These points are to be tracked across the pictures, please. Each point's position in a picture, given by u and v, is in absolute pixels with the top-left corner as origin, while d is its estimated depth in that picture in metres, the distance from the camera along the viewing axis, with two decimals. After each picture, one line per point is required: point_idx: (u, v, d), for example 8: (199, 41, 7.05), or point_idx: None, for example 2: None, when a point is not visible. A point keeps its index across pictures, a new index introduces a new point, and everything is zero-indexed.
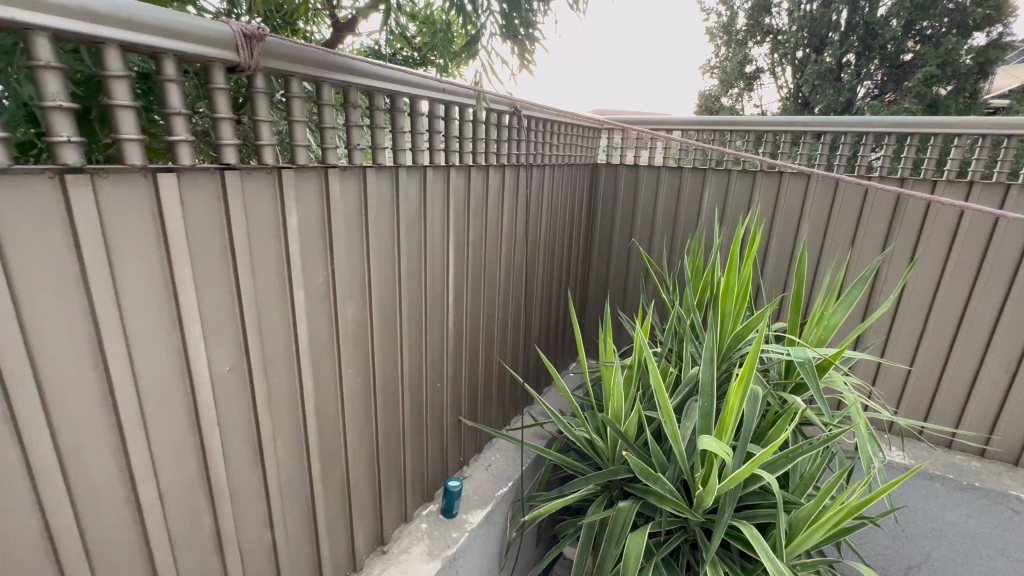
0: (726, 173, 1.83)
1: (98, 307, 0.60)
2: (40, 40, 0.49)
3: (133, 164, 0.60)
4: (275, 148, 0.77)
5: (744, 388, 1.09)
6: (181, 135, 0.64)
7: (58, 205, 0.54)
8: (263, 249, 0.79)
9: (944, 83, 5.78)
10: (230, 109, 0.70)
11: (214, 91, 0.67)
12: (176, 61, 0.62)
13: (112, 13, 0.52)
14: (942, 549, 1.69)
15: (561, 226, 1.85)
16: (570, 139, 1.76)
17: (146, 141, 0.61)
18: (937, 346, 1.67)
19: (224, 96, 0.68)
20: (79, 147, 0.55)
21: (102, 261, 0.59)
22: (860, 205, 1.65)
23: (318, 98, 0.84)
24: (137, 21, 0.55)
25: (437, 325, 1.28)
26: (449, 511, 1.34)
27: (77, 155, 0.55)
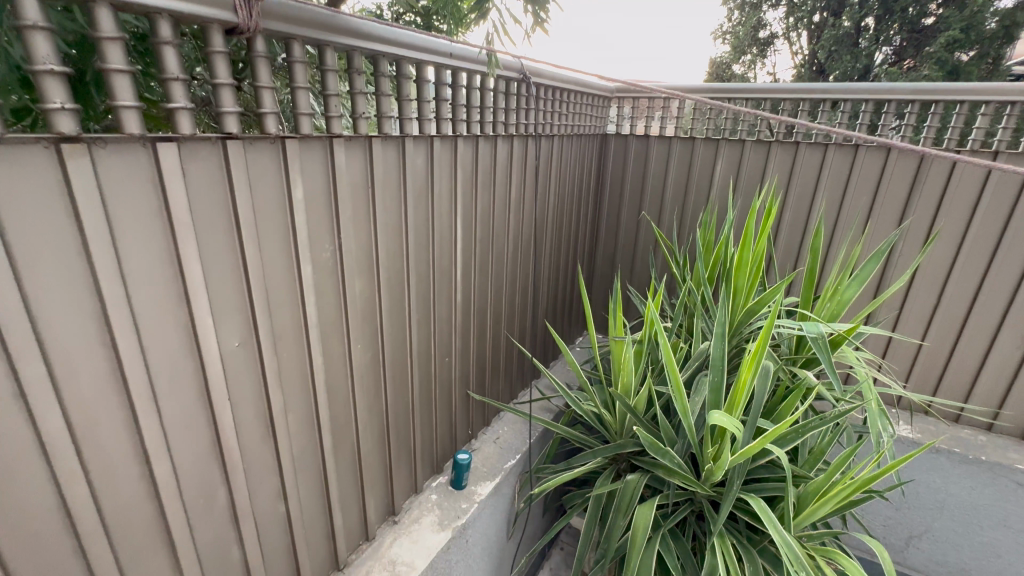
0: (740, 144, 1.77)
1: (103, 282, 0.58)
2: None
3: (132, 133, 0.57)
4: (278, 117, 0.74)
5: (756, 363, 1.07)
6: (180, 102, 0.61)
7: (56, 177, 0.52)
8: (269, 222, 0.77)
9: (967, 49, 5.55)
10: (230, 74, 0.66)
11: (212, 55, 0.64)
12: (172, 22, 0.58)
13: None
14: (944, 520, 1.71)
15: (570, 199, 1.81)
16: (580, 108, 1.71)
17: (144, 109, 0.58)
18: (949, 321, 1.65)
19: (223, 60, 0.65)
20: (74, 115, 0.53)
21: (105, 236, 0.57)
22: (878, 176, 1.60)
23: (320, 63, 0.80)
24: None
25: (445, 300, 1.27)
26: (458, 483, 1.36)
27: (72, 123, 0.52)
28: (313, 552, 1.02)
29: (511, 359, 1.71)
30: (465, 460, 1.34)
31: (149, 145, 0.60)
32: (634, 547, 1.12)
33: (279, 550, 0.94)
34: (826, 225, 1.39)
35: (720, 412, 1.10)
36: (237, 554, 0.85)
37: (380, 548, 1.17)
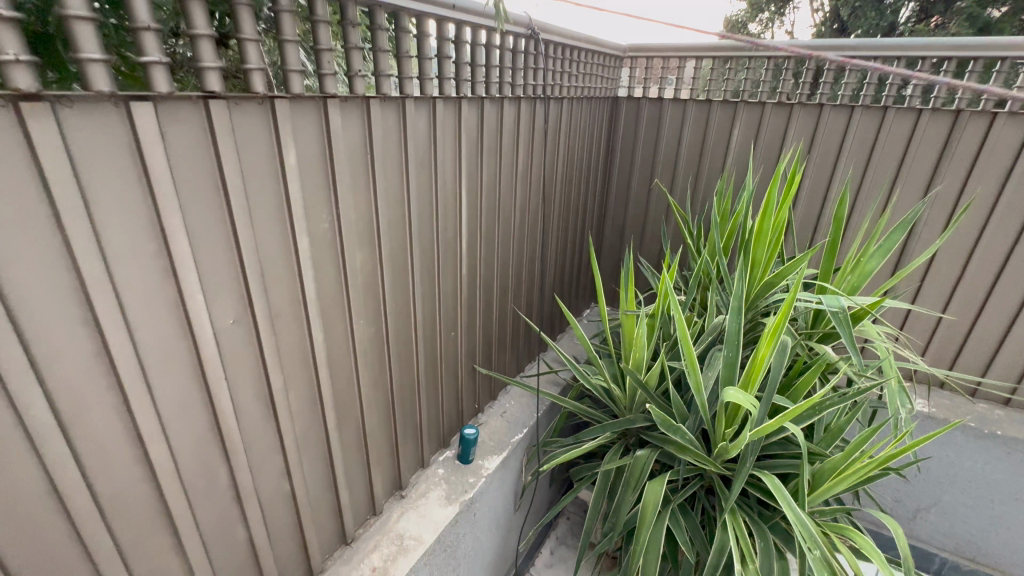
0: (760, 106, 1.68)
1: (81, 257, 0.54)
2: None
3: (100, 91, 0.51)
4: (265, 74, 0.67)
5: (776, 339, 1.03)
6: (154, 56, 0.54)
7: (18, 142, 0.47)
8: (260, 191, 0.71)
9: (1000, 5, 5.22)
10: (209, 24, 0.60)
11: (188, 2, 0.57)
12: None
13: None
14: (954, 494, 1.69)
15: (579, 166, 1.73)
16: (591, 68, 1.61)
17: (114, 64, 0.52)
18: (973, 294, 1.59)
19: (200, 8, 0.58)
20: (33, 68, 0.47)
21: (79, 206, 0.52)
22: (907, 140, 1.51)
23: (311, 13, 0.72)
24: None
25: (450, 272, 1.22)
26: (465, 457, 1.35)
27: (31, 78, 0.46)
28: (319, 528, 1.01)
29: (518, 332, 1.67)
30: (471, 435, 1.32)
31: (122, 104, 0.54)
32: (643, 523, 1.10)
33: (285, 527, 0.93)
34: (851, 193, 1.32)
35: (736, 389, 1.06)
36: (242, 533, 0.84)
37: (388, 522, 1.17)
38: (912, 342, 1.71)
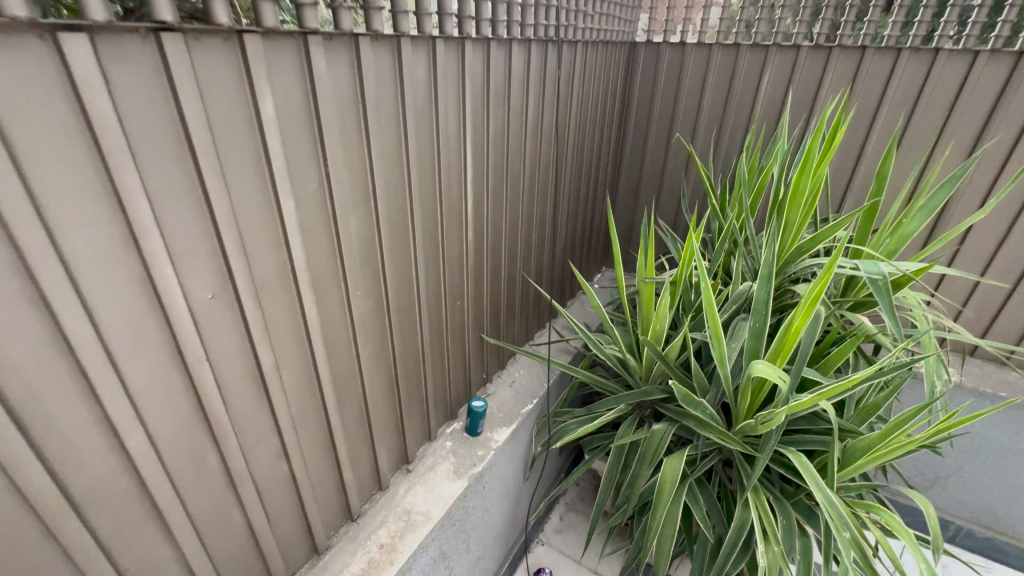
0: (794, 51, 1.52)
1: (15, 226, 0.45)
2: None
3: (16, 18, 0.41)
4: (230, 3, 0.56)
5: (813, 311, 0.92)
6: None
7: None
8: (234, 146, 0.62)
9: None
10: None
11: None
12: None
13: None
14: (976, 463, 1.65)
15: (593, 120, 1.60)
16: (608, 8, 1.45)
17: None
18: (1016, 257, 1.48)
19: None
20: None
21: (5, 164, 0.43)
22: (958, 88, 1.36)
23: None
24: None
25: (455, 238, 1.13)
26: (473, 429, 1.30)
27: None
28: (323, 506, 0.97)
29: (528, 299, 1.60)
30: (480, 407, 1.27)
31: (52, 38, 0.44)
32: (659, 500, 1.06)
33: (286, 508, 0.88)
34: (897, 146, 1.19)
35: (764, 363, 0.98)
36: (240, 517, 0.79)
37: (395, 497, 1.13)
38: (944, 308, 1.62)
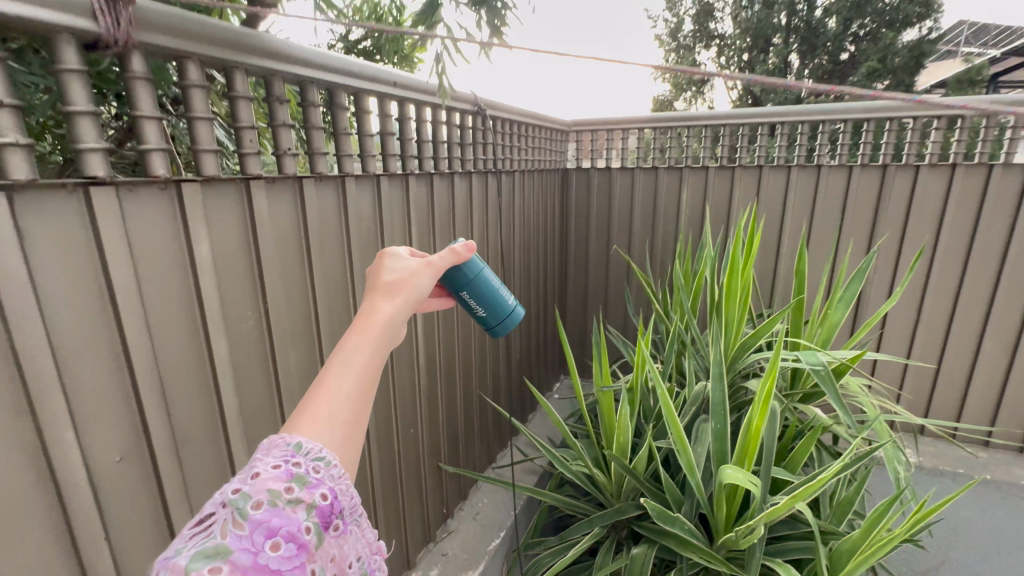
0: (703, 172, 1.74)
1: None
2: (66, 46, 0.46)
3: (16, 178, 0.44)
4: (163, 122, 0.55)
5: (768, 407, 0.94)
6: (91, 142, 0.49)
7: None
8: (160, 293, 0.58)
9: (885, 79, 5.65)
10: (164, 137, 0.56)
11: (133, 82, 0.52)
12: (84, 82, 0.48)
13: None
14: None
15: (535, 240, 1.68)
16: (538, 143, 1.62)
17: (38, 149, 0.46)
18: (933, 333, 1.64)
19: (147, 88, 0.53)
20: (25, 154, 0.45)
21: None
22: (843, 194, 1.60)
23: (267, 93, 0.69)
24: None
25: (406, 360, 1.08)
26: (456, 295, 0.83)
27: (21, 164, 0.45)
28: None
29: (486, 420, 1.51)
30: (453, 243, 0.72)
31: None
32: None
33: None
34: (868, 265, 1.24)
35: (734, 468, 0.95)
36: None
37: None
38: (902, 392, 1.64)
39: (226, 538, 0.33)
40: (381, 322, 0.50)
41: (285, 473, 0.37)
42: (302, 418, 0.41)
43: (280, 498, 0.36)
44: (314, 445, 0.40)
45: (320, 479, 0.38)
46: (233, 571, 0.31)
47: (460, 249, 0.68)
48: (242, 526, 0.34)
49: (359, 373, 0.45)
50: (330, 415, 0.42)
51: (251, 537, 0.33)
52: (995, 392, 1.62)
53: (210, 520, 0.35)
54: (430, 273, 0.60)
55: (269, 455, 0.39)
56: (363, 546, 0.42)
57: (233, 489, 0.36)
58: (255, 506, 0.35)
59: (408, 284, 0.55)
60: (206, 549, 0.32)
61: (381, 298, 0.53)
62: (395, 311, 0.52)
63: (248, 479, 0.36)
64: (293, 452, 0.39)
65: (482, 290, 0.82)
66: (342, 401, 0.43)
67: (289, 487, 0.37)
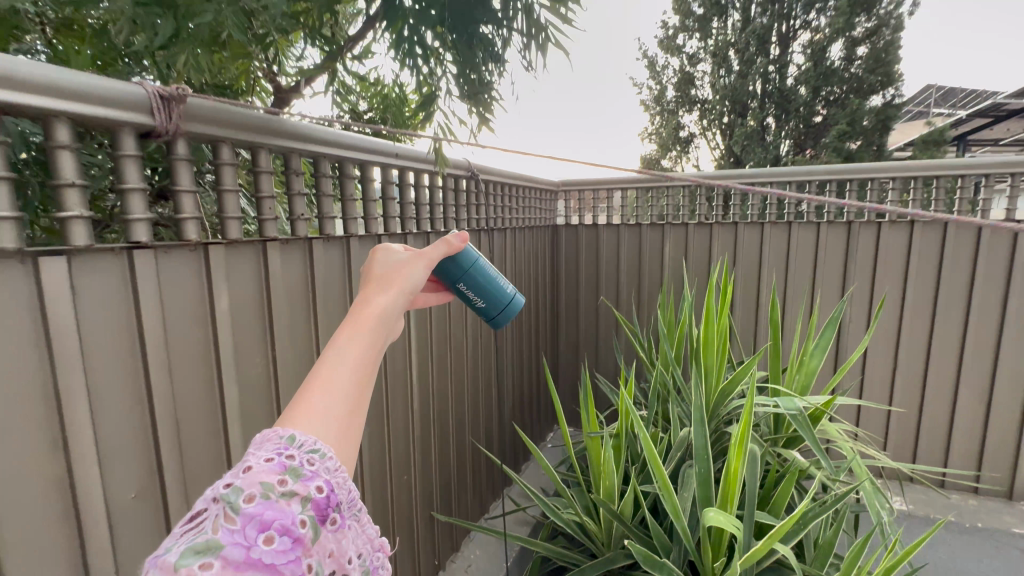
0: (684, 228, 1.86)
1: None
2: (126, 136, 0.56)
3: (76, 244, 0.53)
4: (197, 195, 0.65)
5: (744, 449, 0.99)
6: (138, 213, 0.58)
7: (25, 290, 0.49)
8: (183, 341, 0.65)
9: (856, 140, 6.00)
10: (197, 207, 0.65)
11: (175, 163, 0.62)
12: (138, 165, 0.58)
13: (79, 88, 0.51)
14: None
15: (526, 292, 1.77)
16: (528, 203, 1.74)
17: (96, 219, 0.55)
18: (911, 380, 1.69)
19: (186, 168, 0.63)
20: (87, 224, 0.54)
21: None
22: (814, 248, 1.72)
23: (285, 168, 0.79)
24: (63, 89, 0.49)
25: (401, 407, 1.13)
26: (453, 288, 0.80)
27: (84, 233, 0.53)
28: None
29: (479, 469, 1.53)
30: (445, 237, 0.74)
31: (14, 223, 0.48)
32: None
33: None
34: (839, 314, 1.32)
35: (716, 510, 0.99)
36: None
37: None
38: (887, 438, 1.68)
39: (218, 533, 0.33)
40: (373, 315, 0.52)
41: (279, 466, 0.37)
42: (296, 413, 0.42)
43: (273, 492, 0.35)
44: (308, 438, 0.40)
45: (314, 472, 0.38)
46: (226, 566, 0.31)
47: (450, 241, 0.69)
48: (234, 520, 0.33)
49: (353, 363, 0.47)
50: (323, 410, 0.42)
51: (243, 531, 0.33)
52: (977, 438, 1.66)
53: (201, 517, 0.34)
54: (420, 269, 0.61)
55: (261, 450, 0.38)
56: (364, 542, 0.42)
57: (225, 484, 0.35)
58: (248, 500, 0.34)
59: (400, 276, 0.58)
60: (198, 544, 0.32)
61: (374, 291, 0.55)
62: (386, 307, 0.53)
63: (240, 473, 0.36)
64: (287, 445, 0.39)
65: (479, 280, 0.80)
66: (336, 395, 0.44)
67: (283, 480, 0.36)
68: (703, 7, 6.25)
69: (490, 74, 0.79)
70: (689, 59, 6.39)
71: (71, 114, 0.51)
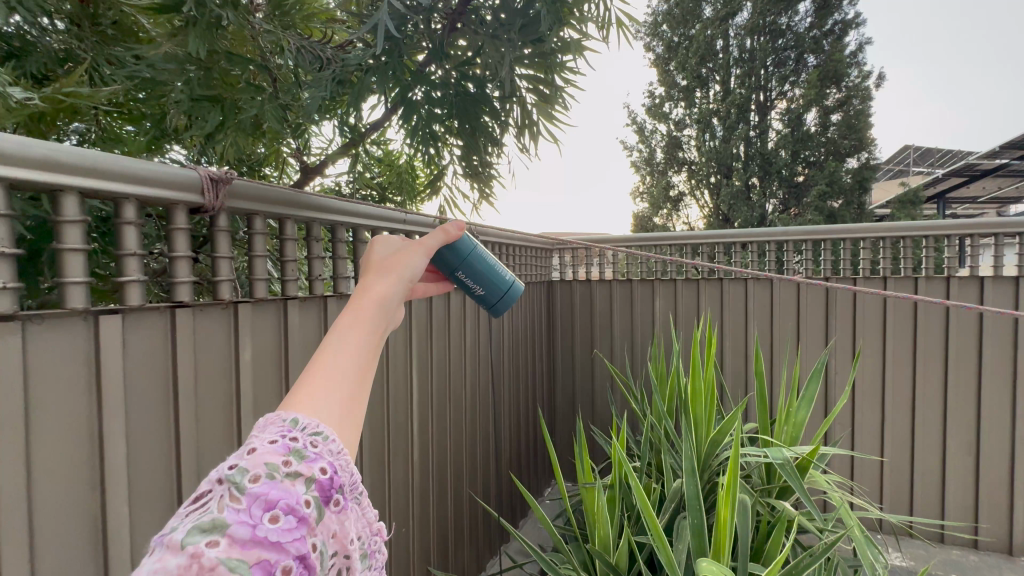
0: (672, 283, 1.97)
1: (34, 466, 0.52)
2: (179, 212, 0.66)
3: (132, 305, 0.61)
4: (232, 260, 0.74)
5: (732, 497, 1.03)
6: (183, 276, 0.66)
7: (85, 342, 0.57)
8: (209, 389, 0.71)
9: (836, 199, 6.31)
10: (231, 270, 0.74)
11: (217, 234, 0.71)
12: (187, 236, 0.67)
13: (150, 174, 0.61)
14: None
15: (524, 345, 1.84)
16: (525, 260, 1.86)
17: (147, 282, 0.63)
18: (900, 431, 1.73)
19: (225, 237, 0.72)
20: (141, 287, 0.62)
21: (43, 412, 0.53)
22: (795, 302, 1.81)
23: (308, 235, 0.90)
24: (136, 175, 0.59)
25: (402, 457, 1.16)
26: (452, 278, 0.81)
27: (138, 294, 0.61)
28: None
29: (476, 525, 1.52)
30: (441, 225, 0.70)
31: (85, 286, 0.56)
32: None
33: None
34: (822, 366, 1.39)
35: (710, 560, 1.01)
36: None
37: None
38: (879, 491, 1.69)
39: (223, 512, 0.31)
40: (375, 300, 0.49)
41: (283, 446, 0.35)
42: (297, 397, 0.40)
43: (279, 471, 0.34)
44: (311, 421, 0.38)
45: (318, 454, 0.36)
46: (233, 544, 0.30)
47: (450, 228, 0.67)
48: (239, 499, 0.32)
49: (354, 349, 0.44)
50: (326, 394, 0.41)
51: (249, 510, 0.32)
52: (970, 490, 1.68)
53: (205, 498, 0.33)
54: (422, 253, 0.58)
55: (264, 431, 0.37)
56: (363, 526, 0.40)
57: (229, 465, 0.34)
58: (253, 479, 0.33)
59: (401, 262, 0.54)
60: (204, 523, 0.30)
61: (374, 277, 0.52)
62: (387, 290, 0.51)
63: (244, 454, 0.34)
64: (290, 427, 0.37)
65: (477, 267, 0.81)
66: (339, 379, 0.42)
67: (287, 461, 0.35)
68: (686, 79, 6.73)
69: (492, 155, 0.92)
70: (675, 125, 6.80)
71: (140, 196, 0.60)
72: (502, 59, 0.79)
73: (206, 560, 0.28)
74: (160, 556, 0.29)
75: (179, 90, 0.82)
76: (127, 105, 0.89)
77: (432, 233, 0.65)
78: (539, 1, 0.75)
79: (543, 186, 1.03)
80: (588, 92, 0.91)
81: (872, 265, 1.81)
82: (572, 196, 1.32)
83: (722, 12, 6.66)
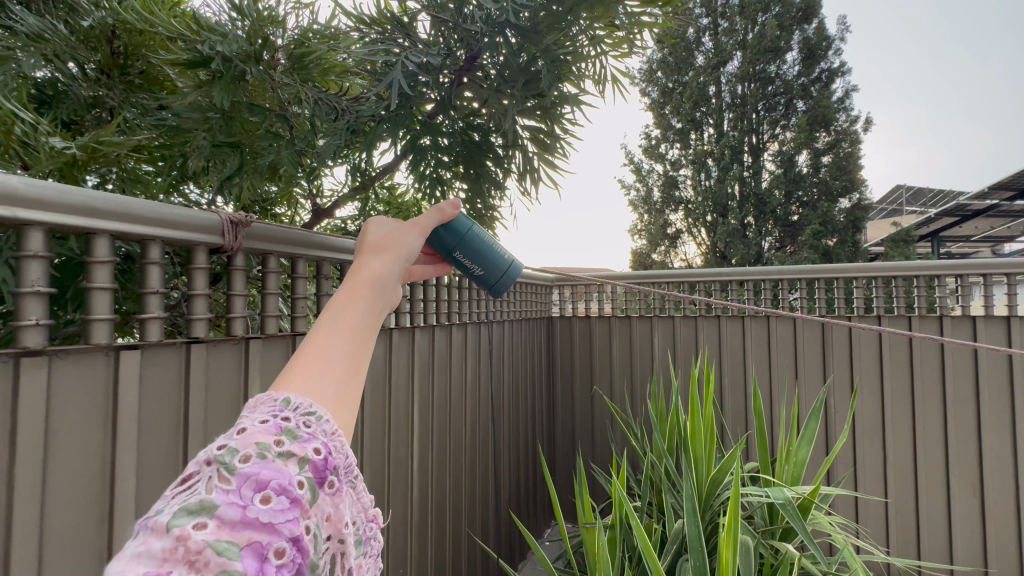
0: (670, 320, 1.99)
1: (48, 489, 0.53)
2: (200, 252, 0.70)
3: (150, 340, 0.64)
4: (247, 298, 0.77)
5: (733, 538, 1.02)
6: (200, 313, 0.69)
7: (105, 369, 0.59)
8: (218, 419, 0.73)
9: (830, 237, 6.43)
10: (245, 308, 0.78)
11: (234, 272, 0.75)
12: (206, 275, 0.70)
13: (176, 218, 0.64)
14: None
15: (524, 380, 1.85)
16: (526, 297, 1.89)
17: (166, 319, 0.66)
18: (903, 471, 1.72)
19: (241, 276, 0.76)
20: (160, 323, 0.65)
21: (62, 437, 0.55)
22: (791, 339, 1.84)
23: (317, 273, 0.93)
24: (163, 218, 0.63)
25: (401, 493, 1.16)
26: (449, 257, 0.82)
27: (157, 330, 0.64)
28: None
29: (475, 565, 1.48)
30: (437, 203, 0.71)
31: (109, 322, 0.59)
32: None
33: None
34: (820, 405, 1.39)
35: None
36: None
37: None
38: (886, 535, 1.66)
39: (212, 494, 0.32)
40: (368, 278, 0.49)
41: (275, 426, 0.36)
42: (291, 376, 0.40)
43: (270, 452, 0.35)
44: (304, 401, 0.39)
45: (311, 434, 0.37)
46: (222, 526, 0.31)
47: (445, 207, 0.67)
48: (228, 480, 0.33)
49: (348, 327, 0.45)
50: (320, 372, 0.41)
51: (239, 491, 0.32)
52: (977, 532, 1.65)
53: (193, 479, 0.33)
54: (416, 233, 0.59)
55: (254, 411, 0.37)
56: (358, 511, 0.41)
57: (218, 445, 0.34)
58: (244, 459, 0.34)
59: (394, 241, 0.55)
60: (191, 505, 0.31)
61: (368, 257, 0.52)
62: (382, 269, 0.52)
63: (234, 434, 0.35)
64: (282, 407, 0.37)
65: (473, 246, 0.82)
66: (332, 356, 0.42)
67: (280, 440, 0.35)
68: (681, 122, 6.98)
69: (494, 198, 0.97)
70: (671, 165, 7.01)
71: (165, 238, 0.64)
72: (506, 110, 0.86)
73: (193, 543, 0.29)
74: (148, 538, 0.29)
75: (202, 136, 0.88)
76: (149, 149, 0.94)
77: (427, 211, 0.66)
78: (540, 59, 0.82)
79: (545, 225, 1.07)
80: (586, 142, 0.96)
81: (866, 304, 1.84)
82: (573, 234, 1.37)
83: (713, 61, 6.97)
